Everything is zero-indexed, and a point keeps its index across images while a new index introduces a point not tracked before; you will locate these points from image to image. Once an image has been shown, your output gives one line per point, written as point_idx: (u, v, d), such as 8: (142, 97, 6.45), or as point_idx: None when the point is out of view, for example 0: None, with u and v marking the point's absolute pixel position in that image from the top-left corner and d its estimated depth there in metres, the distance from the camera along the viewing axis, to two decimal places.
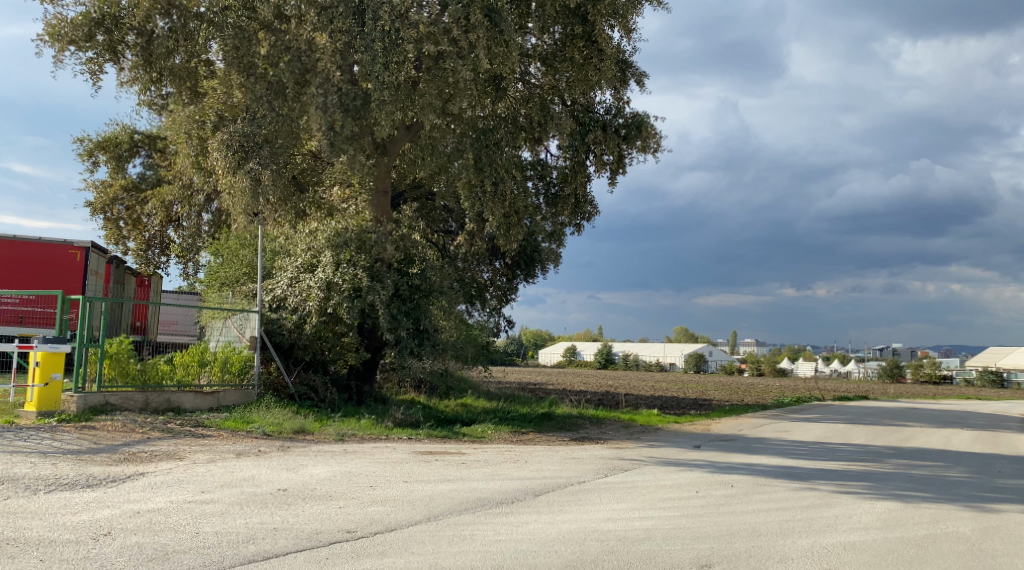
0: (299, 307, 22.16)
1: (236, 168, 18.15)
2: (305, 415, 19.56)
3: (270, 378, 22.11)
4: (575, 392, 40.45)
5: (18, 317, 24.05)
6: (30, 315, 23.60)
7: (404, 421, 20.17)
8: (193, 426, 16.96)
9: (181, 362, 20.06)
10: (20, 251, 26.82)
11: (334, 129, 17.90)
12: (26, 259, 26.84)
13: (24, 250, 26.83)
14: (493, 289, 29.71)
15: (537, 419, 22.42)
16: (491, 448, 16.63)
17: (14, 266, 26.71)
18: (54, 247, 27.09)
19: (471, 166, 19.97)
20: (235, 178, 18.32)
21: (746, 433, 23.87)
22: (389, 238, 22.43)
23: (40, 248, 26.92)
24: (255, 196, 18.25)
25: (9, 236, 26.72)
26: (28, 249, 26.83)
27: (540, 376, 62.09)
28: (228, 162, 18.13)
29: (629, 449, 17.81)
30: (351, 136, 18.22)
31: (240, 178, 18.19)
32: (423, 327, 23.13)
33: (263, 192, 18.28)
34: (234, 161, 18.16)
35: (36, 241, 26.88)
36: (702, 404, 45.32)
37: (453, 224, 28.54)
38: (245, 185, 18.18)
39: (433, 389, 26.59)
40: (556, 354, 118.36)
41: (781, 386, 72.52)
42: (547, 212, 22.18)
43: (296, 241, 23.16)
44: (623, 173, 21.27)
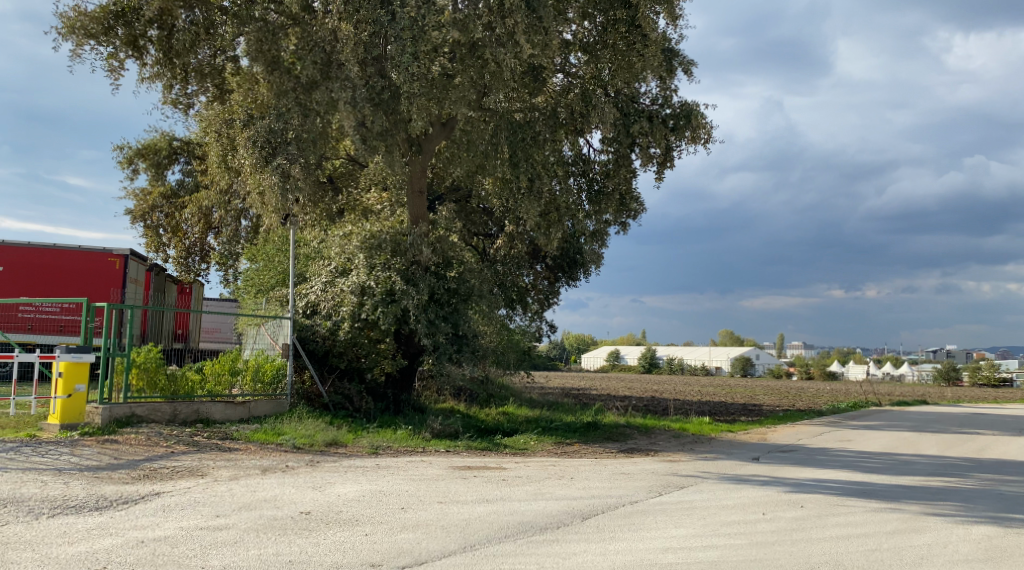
0: (333, 312, 21.30)
1: (262, 165, 17.38)
2: (338, 426, 18.67)
3: (303, 387, 21.26)
4: (621, 398, 39.27)
5: (59, 327, 23.88)
6: (71, 323, 23.59)
7: (442, 431, 19.17)
8: (221, 439, 16.14)
9: (212, 372, 19.27)
10: (59, 259, 26.30)
11: (364, 124, 17.06)
12: (65, 268, 26.34)
13: (63, 258, 26.32)
14: (535, 293, 28.64)
15: (583, 428, 21.31)
16: (534, 462, 15.54)
17: (52, 275, 26.15)
18: (93, 255, 26.61)
19: (507, 161, 19.11)
20: (263, 176, 17.49)
21: (804, 443, 22.57)
22: (425, 241, 21.54)
23: (79, 256, 26.45)
24: (283, 194, 17.40)
25: (47, 244, 26.23)
26: (67, 257, 26.33)
27: (585, 380, 60.82)
28: (254, 158, 17.35)
29: (683, 462, 16.64)
30: (383, 131, 17.36)
31: (268, 175, 17.35)
32: (462, 332, 22.19)
33: (292, 190, 17.42)
34: (262, 157, 17.40)
35: (74, 249, 26.39)
36: (752, 410, 43.78)
37: (493, 227, 27.55)
38: (273, 181, 17.33)
39: (473, 397, 25.76)
40: (600, 359, 116.88)
41: (833, 390, 70.49)
42: (590, 210, 20.89)
43: (330, 244, 22.45)
44: (671, 166, 20.15)
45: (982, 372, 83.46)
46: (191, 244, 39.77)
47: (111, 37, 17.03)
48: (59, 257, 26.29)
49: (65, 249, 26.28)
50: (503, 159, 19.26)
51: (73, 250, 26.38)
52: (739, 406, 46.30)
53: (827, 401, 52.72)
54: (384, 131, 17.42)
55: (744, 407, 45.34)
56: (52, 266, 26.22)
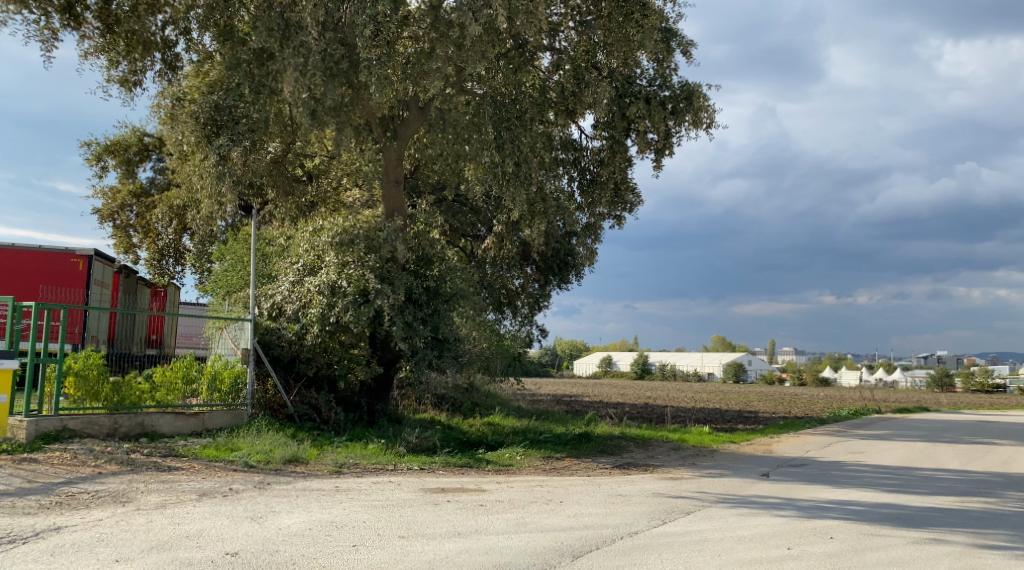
0: (300, 314, 19.48)
1: (201, 142, 15.71)
2: (301, 440, 16.80)
3: (266, 398, 19.20)
4: (614, 406, 37.46)
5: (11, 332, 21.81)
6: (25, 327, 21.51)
7: (418, 445, 17.28)
8: (162, 457, 14.00)
9: (163, 379, 17.53)
10: (11, 263, 24.32)
11: (314, 96, 15.38)
12: (20, 271, 24.37)
13: (15, 259, 24.39)
14: (524, 296, 26.51)
15: (574, 440, 19.43)
16: (519, 482, 13.62)
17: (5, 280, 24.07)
18: (54, 255, 24.59)
19: (491, 143, 17.29)
20: (204, 155, 15.84)
21: (815, 455, 20.68)
22: (399, 236, 19.73)
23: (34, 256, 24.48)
24: (221, 178, 15.73)
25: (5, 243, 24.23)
26: (19, 258, 24.36)
27: (576, 387, 58.87)
28: (196, 133, 15.66)
29: (687, 481, 14.74)
30: (337, 106, 15.78)
31: (207, 152, 15.70)
32: (443, 336, 20.33)
33: (230, 175, 15.71)
34: (203, 134, 15.72)
35: (25, 250, 24.40)
36: (751, 417, 41.86)
37: (481, 228, 25.55)
38: (210, 161, 15.67)
39: (458, 406, 24.20)
40: (591, 365, 115.11)
41: (828, 396, 68.77)
42: (582, 202, 19.44)
43: (297, 240, 20.58)
44: (669, 153, 18.26)
45: (977, 377, 82.04)
46: (163, 246, 37.49)
47: (42, 3, 15.07)
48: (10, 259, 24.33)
49: (16, 250, 24.30)
50: (488, 143, 17.53)
51: (26, 250, 24.38)
52: (737, 413, 44.43)
53: (828, 408, 50.81)
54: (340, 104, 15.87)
55: (740, 414, 43.43)
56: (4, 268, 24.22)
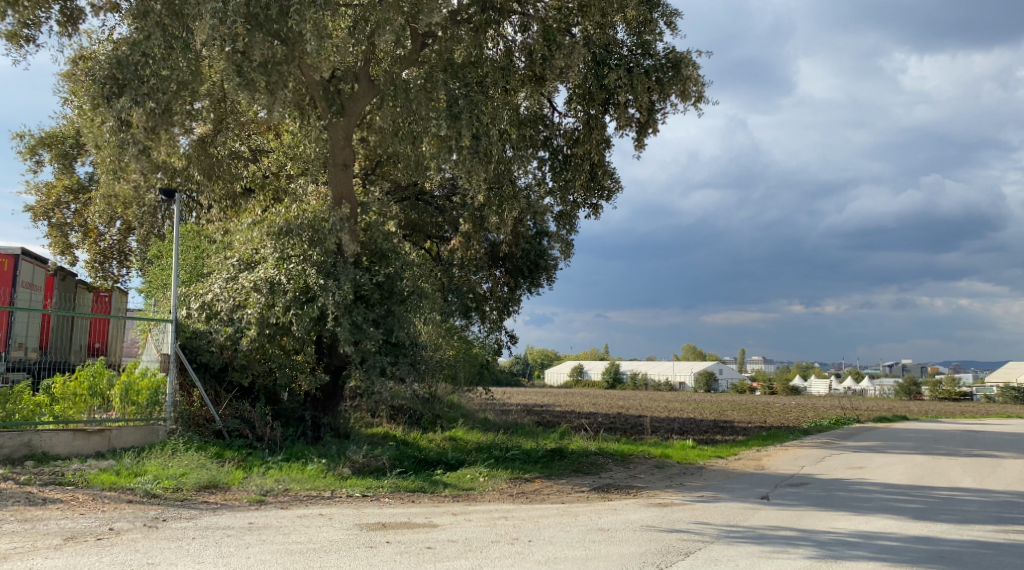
0: (233, 315, 16.91)
1: (101, 103, 13.31)
2: (225, 461, 14.27)
3: (189, 411, 16.36)
4: (587, 416, 35.10)
5: None
6: None
7: (365, 466, 14.77)
8: (45, 487, 11.65)
9: (63, 391, 15.04)
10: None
11: (240, 48, 13.46)
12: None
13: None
14: (493, 300, 23.99)
15: (545, 457, 17.04)
16: (479, 512, 11.19)
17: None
18: None
19: (443, 111, 14.89)
20: (105, 117, 13.46)
21: (815, 470, 18.38)
22: (346, 227, 16.96)
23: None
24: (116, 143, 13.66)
25: None
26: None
27: (546, 396, 56.37)
28: (92, 92, 13.26)
29: (678, 507, 12.42)
30: (266, 61, 13.79)
31: (105, 115, 13.33)
32: (398, 341, 17.59)
33: (131, 141, 13.34)
34: (102, 93, 13.33)
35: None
36: (728, 427, 39.63)
37: (447, 229, 23.04)
38: (108, 125, 13.35)
39: (417, 420, 21.69)
40: (561, 374, 112.84)
41: (802, 404, 66.97)
42: (555, 187, 17.08)
43: (234, 233, 17.89)
44: (654, 129, 15.80)
45: (945, 385, 80.59)
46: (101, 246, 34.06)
47: None
48: None
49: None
50: (442, 110, 15.05)
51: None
52: (712, 423, 42.21)
53: (807, 418, 48.71)
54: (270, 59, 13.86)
55: (718, 424, 41.24)
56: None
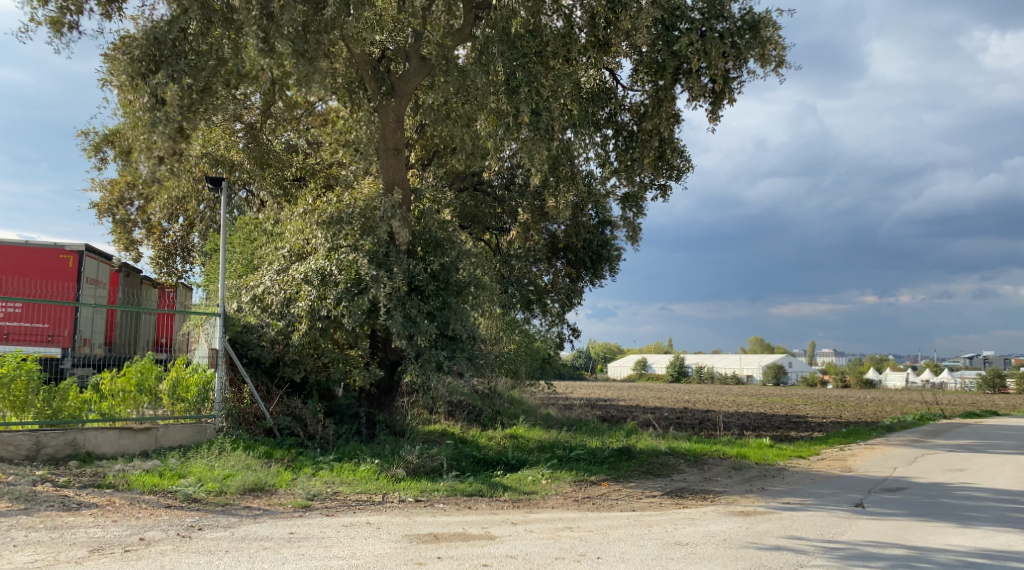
0: (284, 310, 16.15)
1: (136, 80, 13.88)
2: (275, 461, 13.58)
3: (239, 408, 15.55)
4: (654, 412, 33.84)
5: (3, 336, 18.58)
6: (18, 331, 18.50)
7: (420, 467, 13.89)
8: (81, 490, 10.97)
9: (111, 388, 14.45)
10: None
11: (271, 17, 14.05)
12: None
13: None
14: (555, 292, 22.86)
15: (612, 458, 15.97)
16: (541, 522, 10.24)
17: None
18: (41, 251, 20.59)
19: (502, 85, 14.00)
20: (138, 95, 14.10)
21: (908, 473, 16.93)
22: (399, 213, 16.25)
23: (10, 251, 20.33)
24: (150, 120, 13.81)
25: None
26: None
27: (611, 390, 55.09)
28: (129, 70, 13.83)
29: (765, 520, 11.29)
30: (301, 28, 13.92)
31: (141, 93, 13.89)
32: (454, 334, 16.80)
33: (163, 119, 13.78)
34: (138, 72, 13.90)
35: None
36: (803, 423, 37.80)
37: (507, 219, 22.13)
38: (143, 102, 13.86)
39: (478, 415, 21.29)
40: (626, 367, 111.22)
41: (878, 397, 64.41)
42: (619, 170, 16.12)
43: (284, 223, 17.24)
44: (729, 98, 14.62)
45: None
46: (162, 244, 33.51)
47: None
48: None
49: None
50: (499, 84, 14.16)
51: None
52: (785, 418, 40.40)
53: (886, 412, 46.57)
54: (306, 27, 13.89)
55: (790, 419, 39.54)
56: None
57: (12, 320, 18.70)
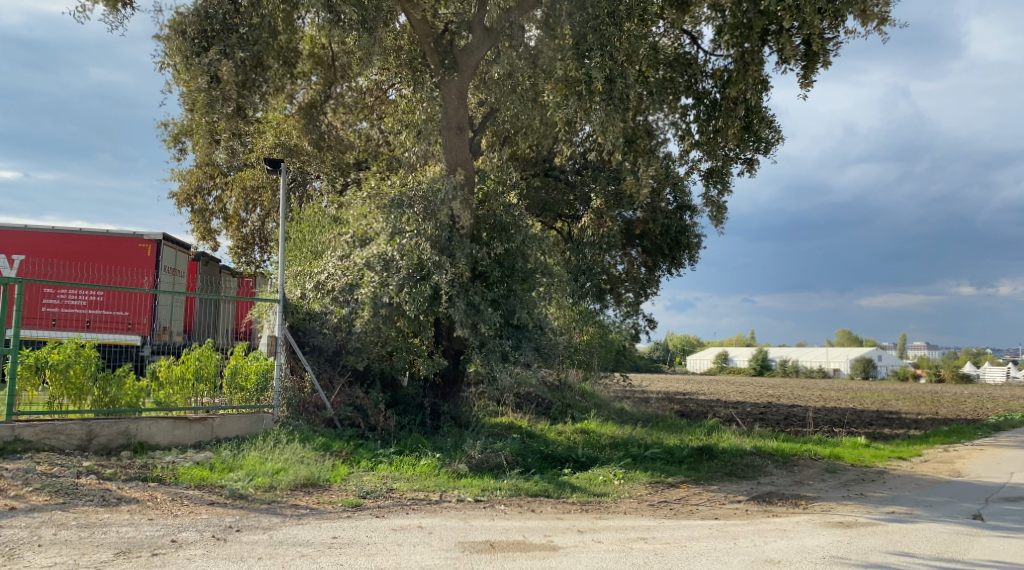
0: (347, 296, 15.52)
1: (190, 58, 14.24)
2: (334, 454, 12.94)
3: (299, 397, 14.93)
4: (738, 407, 32.38)
5: (86, 323, 18.52)
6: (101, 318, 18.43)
7: (483, 463, 13.01)
8: (125, 484, 10.37)
9: (169, 375, 13.89)
10: (60, 247, 19.93)
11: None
12: (70, 254, 20.03)
13: (68, 246, 20.02)
14: (630, 281, 21.70)
15: (691, 457, 14.87)
16: (611, 532, 9.32)
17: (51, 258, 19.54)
18: (118, 240, 20.20)
19: (570, 49, 13.18)
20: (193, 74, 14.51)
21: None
22: (459, 194, 15.35)
23: (91, 242, 20.17)
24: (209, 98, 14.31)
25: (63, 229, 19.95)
26: (65, 243, 19.95)
27: (691, 384, 53.46)
28: (183, 49, 14.16)
29: (869, 534, 10.32)
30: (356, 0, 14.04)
31: (197, 72, 14.26)
32: (520, 322, 15.97)
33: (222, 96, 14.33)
34: (192, 50, 14.23)
35: (74, 234, 20.01)
36: (895, 420, 35.76)
37: (580, 207, 21.15)
38: (199, 82, 14.30)
39: (547, 408, 20.41)
40: (708, 360, 108.85)
41: (976, 394, 61.12)
42: (702, 144, 15.14)
43: (347, 207, 16.53)
44: (824, 60, 13.59)
45: None
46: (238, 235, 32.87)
47: None
48: (51, 242, 19.89)
49: (64, 234, 19.91)
50: (568, 49, 13.30)
51: (74, 233, 20.03)
52: (875, 414, 38.33)
53: (987, 409, 43.90)
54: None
55: (883, 416, 37.50)
56: (49, 253, 19.79)
57: (94, 309, 18.60)
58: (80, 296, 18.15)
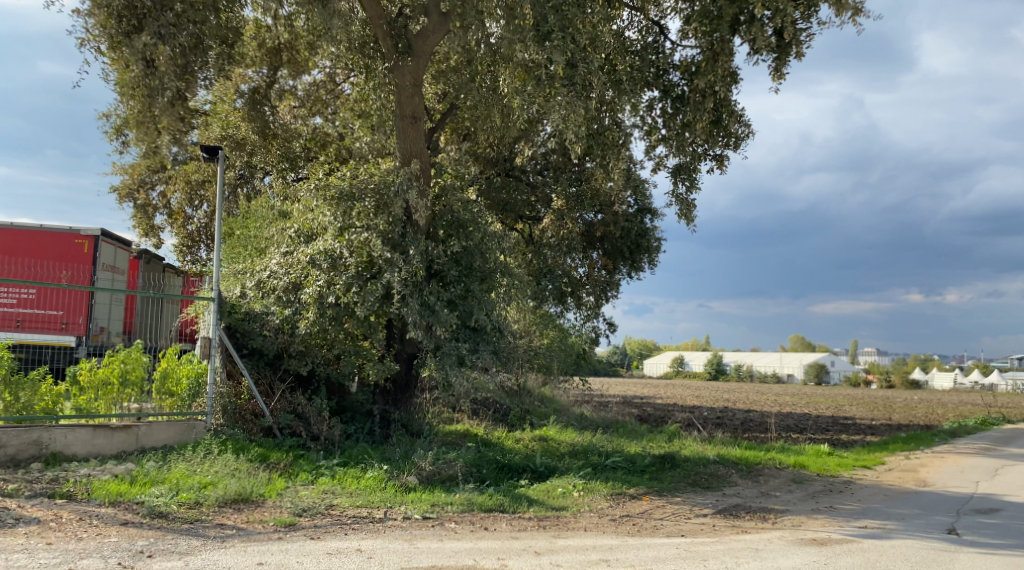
0: (291, 296, 14.48)
1: (119, 39, 13.13)
2: (271, 466, 11.95)
3: (235, 404, 13.88)
4: (696, 412, 31.80)
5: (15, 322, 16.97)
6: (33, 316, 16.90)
7: (434, 475, 12.11)
8: (29, 502, 9.29)
9: (90, 379, 12.74)
10: None
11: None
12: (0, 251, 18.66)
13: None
14: (591, 284, 20.78)
15: (653, 466, 14.11)
16: (568, 554, 8.49)
17: None
18: (50, 235, 18.84)
19: (530, 32, 12.42)
20: (123, 57, 13.39)
21: (992, 488, 14.78)
22: (415, 186, 14.47)
23: (22, 237, 18.79)
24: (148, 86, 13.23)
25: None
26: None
27: (647, 388, 52.91)
28: (110, 27, 13.08)
29: (845, 553, 9.60)
30: None
31: (127, 53, 13.15)
32: (477, 324, 15.04)
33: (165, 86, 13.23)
34: (121, 29, 13.14)
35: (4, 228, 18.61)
36: (852, 425, 35.49)
37: (542, 208, 20.17)
38: (128, 64, 13.20)
39: (505, 413, 19.52)
40: (663, 365, 108.84)
41: (927, 399, 61.62)
42: (671, 138, 14.36)
43: (290, 200, 15.57)
44: (796, 51, 13.07)
45: None
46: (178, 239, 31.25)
47: None
48: None
49: None
50: (528, 31, 12.54)
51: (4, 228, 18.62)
52: (830, 419, 38.08)
53: (941, 414, 43.96)
54: None
55: (839, 420, 37.23)
56: None
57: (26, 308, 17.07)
58: (9, 295, 16.80)
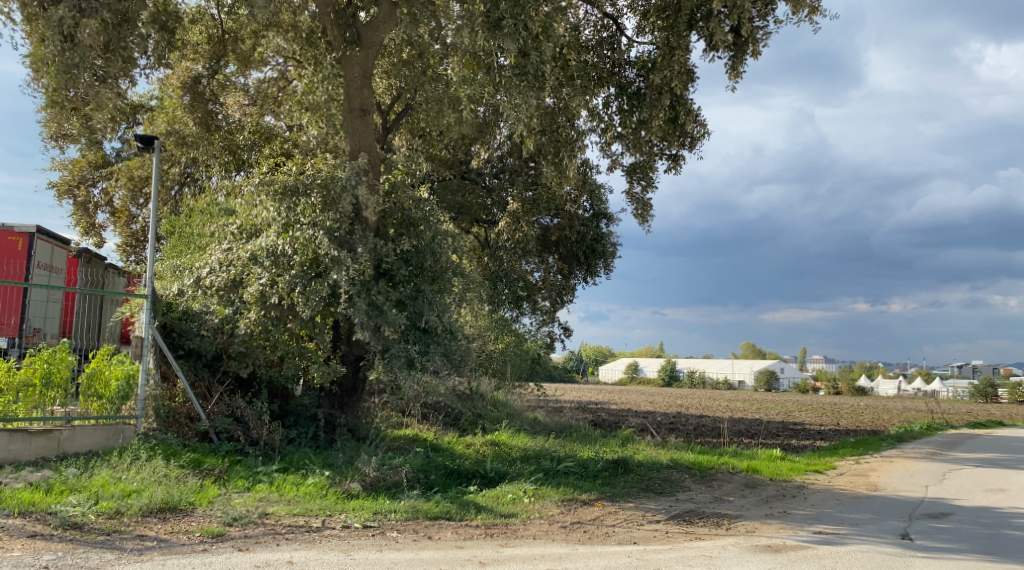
0: (231, 295, 13.87)
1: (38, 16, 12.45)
2: (204, 472, 11.31)
3: (168, 408, 13.16)
4: (651, 418, 31.57)
5: None
6: None
7: (379, 482, 11.56)
8: None
9: (10, 380, 12.00)
10: None
11: None
12: None
13: None
14: (546, 288, 20.50)
15: (606, 472, 13.71)
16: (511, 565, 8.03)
17: None
18: None
19: (481, 22, 12.07)
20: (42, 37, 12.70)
21: (945, 493, 14.63)
22: (364, 181, 13.90)
23: None
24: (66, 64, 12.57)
25: None
26: None
27: (600, 394, 52.73)
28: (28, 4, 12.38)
29: (800, 560, 9.28)
30: None
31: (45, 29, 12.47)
32: (428, 326, 14.47)
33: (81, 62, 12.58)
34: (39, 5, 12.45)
35: None
36: (804, 430, 35.58)
37: (497, 211, 19.87)
38: (48, 43, 12.51)
39: (455, 418, 19.00)
40: (616, 371, 109.02)
41: (874, 405, 62.30)
42: (627, 137, 14.07)
43: (233, 196, 14.94)
44: (753, 50, 12.82)
45: None
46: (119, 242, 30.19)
47: None
48: None
49: None
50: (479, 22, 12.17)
51: None
52: (782, 425, 38.14)
53: (890, 419, 44.34)
54: None
55: (791, 426, 37.30)
56: None
57: None
58: None
